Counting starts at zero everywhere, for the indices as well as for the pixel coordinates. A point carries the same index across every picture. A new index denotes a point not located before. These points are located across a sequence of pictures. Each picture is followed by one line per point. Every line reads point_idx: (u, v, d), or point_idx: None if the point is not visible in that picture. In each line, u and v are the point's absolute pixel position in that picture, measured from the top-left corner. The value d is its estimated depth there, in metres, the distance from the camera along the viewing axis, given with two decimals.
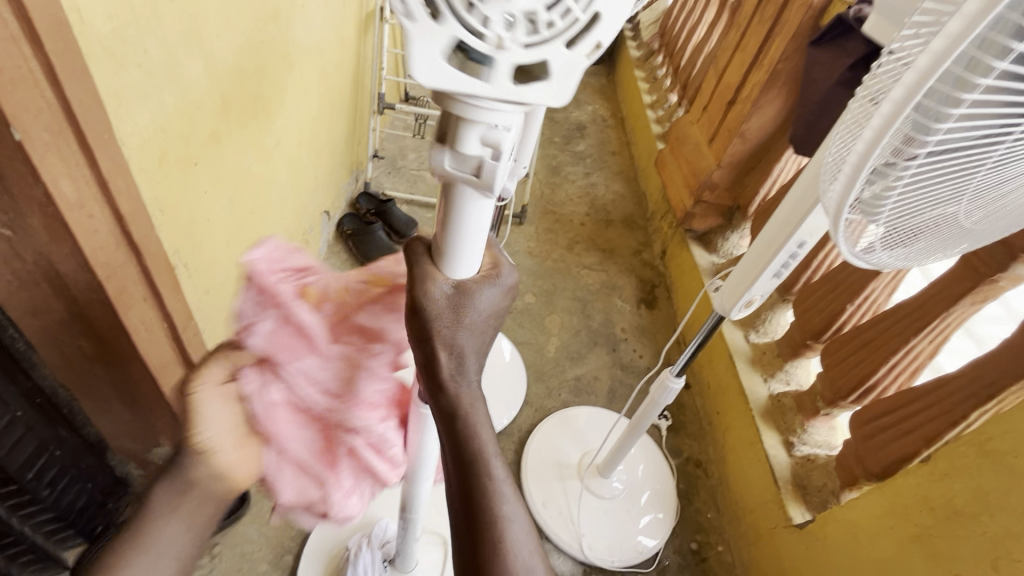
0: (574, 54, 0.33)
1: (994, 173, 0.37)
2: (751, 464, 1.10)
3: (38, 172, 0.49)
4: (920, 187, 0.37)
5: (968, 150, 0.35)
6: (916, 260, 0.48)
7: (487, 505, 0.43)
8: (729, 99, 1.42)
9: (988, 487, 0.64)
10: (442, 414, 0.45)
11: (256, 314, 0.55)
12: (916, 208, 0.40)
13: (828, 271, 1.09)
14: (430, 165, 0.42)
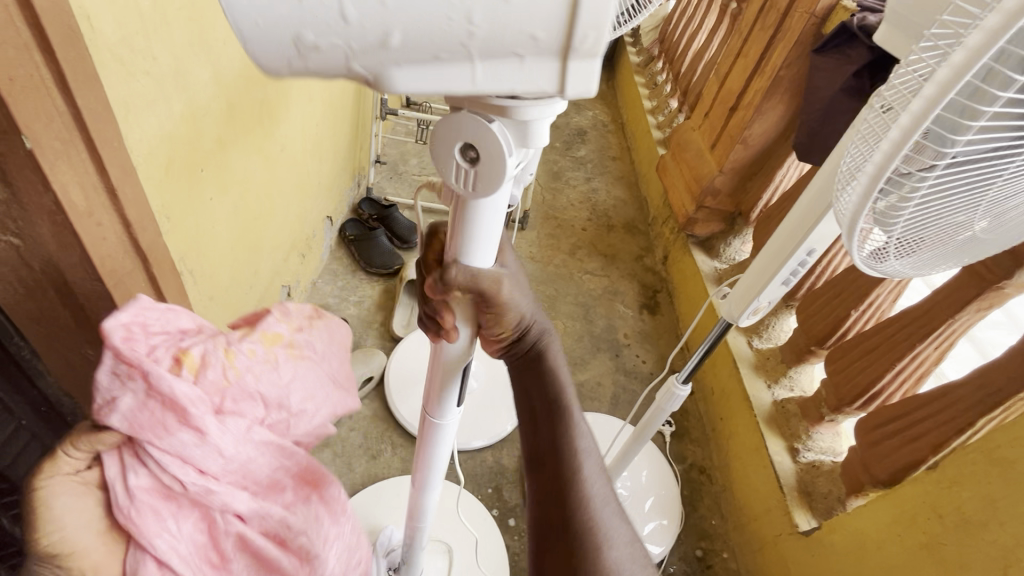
0: None
1: (1010, 184, 0.37)
2: (756, 470, 1.10)
3: (48, 180, 0.49)
4: (936, 198, 0.37)
5: (984, 163, 0.35)
6: (928, 269, 0.49)
7: (573, 435, 0.49)
8: (731, 105, 1.42)
9: (997, 495, 0.64)
10: (526, 364, 0.52)
11: (115, 388, 0.50)
12: (931, 219, 0.40)
13: (832, 277, 1.10)
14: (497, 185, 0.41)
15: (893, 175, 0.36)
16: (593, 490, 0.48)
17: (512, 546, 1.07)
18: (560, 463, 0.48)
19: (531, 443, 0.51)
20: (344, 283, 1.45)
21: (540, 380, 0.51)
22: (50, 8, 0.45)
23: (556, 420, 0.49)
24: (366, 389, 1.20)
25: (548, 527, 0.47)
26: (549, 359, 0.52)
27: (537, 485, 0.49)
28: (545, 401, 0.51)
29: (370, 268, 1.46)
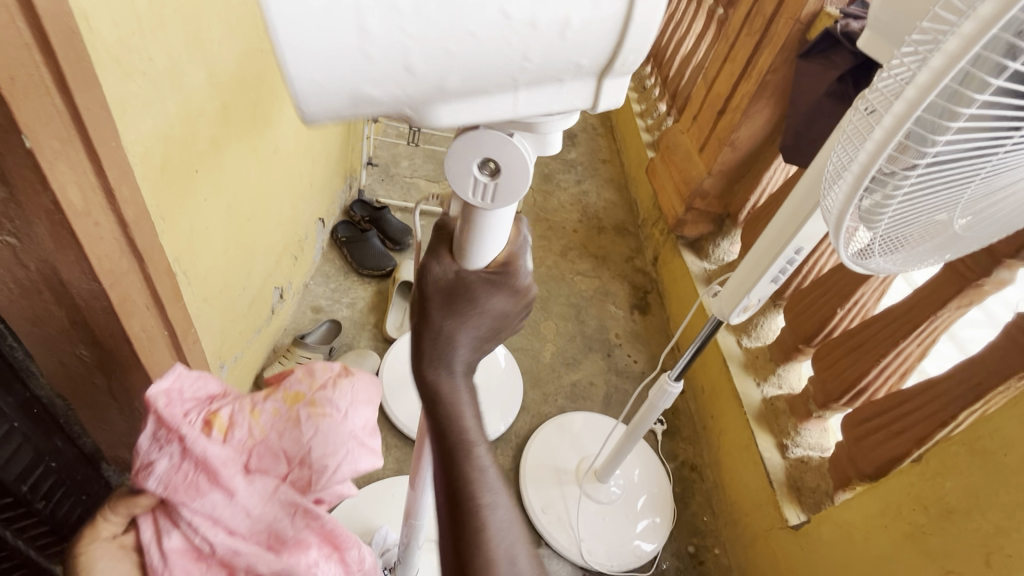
0: None
1: (987, 183, 0.39)
2: (746, 467, 1.12)
3: (47, 180, 0.49)
4: (918, 195, 0.39)
5: (963, 162, 0.37)
6: (913, 267, 0.51)
7: (475, 494, 0.48)
8: (719, 108, 1.45)
9: (977, 486, 0.66)
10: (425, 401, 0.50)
11: (153, 452, 0.59)
12: (913, 217, 0.42)
13: (819, 275, 1.12)
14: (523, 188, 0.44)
15: (877, 174, 0.38)
16: (496, 550, 0.47)
17: None
18: (462, 521, 0.47)
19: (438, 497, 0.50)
20: (337, 285, 1.44)
21: (441, 430, 0.49)
22: (51, 8, 0.45)
23: (455, 477, 0.48)
24: None
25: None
26: (453, 405, 0.49)
27: (445, 545, 0.49)
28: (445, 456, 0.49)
29: (363, 270, 1.46)
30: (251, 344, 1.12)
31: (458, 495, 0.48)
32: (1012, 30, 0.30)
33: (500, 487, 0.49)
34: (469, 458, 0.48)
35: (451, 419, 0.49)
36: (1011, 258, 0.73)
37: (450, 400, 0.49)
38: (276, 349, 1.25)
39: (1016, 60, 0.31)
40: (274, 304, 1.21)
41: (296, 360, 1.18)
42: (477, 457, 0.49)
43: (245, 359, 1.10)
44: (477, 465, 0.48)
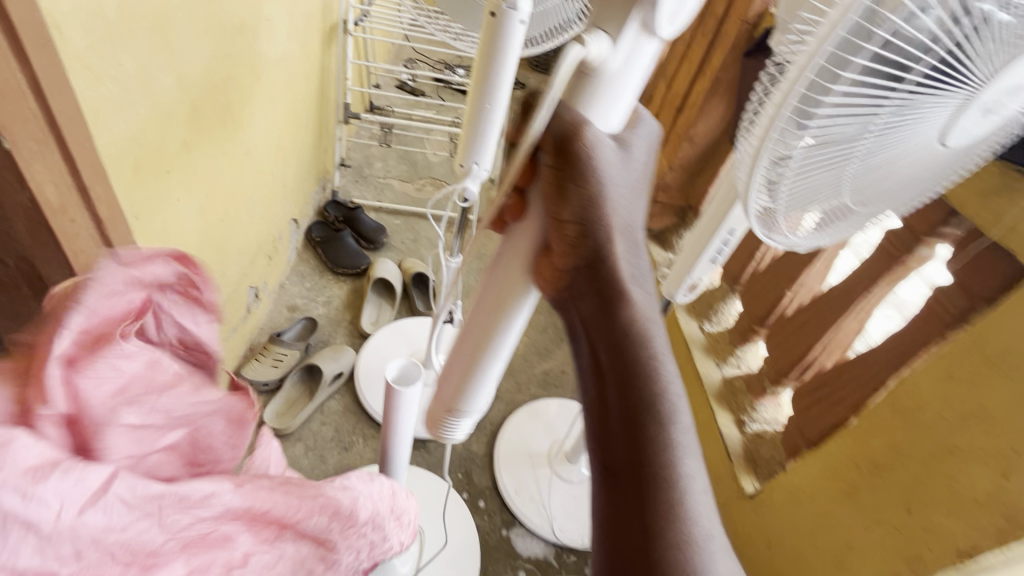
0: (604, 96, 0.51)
1: (864, 163, 0.46)
2: (708, 443, 1.18)
3: (25, 179, 0.52)
4: (806, 173, 0.46)
5: (838, 145, 0.44)
6: (819, 241, 0.58)
7: (675, 450, 0.45)
8: (678, 105, 1.52)
9: (899, 443, 0.73)
10: (597, 292, 0.49)
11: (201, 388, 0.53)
12: (809, 193, 0.49)
13: (771, 260, 1.20)
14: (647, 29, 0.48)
15: (772, 155, 0.45)
16: (688, 468, 0.45)
17: (482, 526, 1.11)
18: (648, 436, 0.45)
19: (608, 449, 0.47)
20: (312, 284, 1.47)
21: (630, 369, 0.47)
22: (26, 16, 0.48)
23: (648, 427, 0.45)
24: (336, 384, 1.23)
25: (626, 495, 0.45)
26: (649, 345, 0.48)
27: (619, 498, 0.45)
28: (631, 402, 0.46)
29: (338, 268, 1.49)
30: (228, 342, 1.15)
31: (648, 444, 0.45)
32: (861, 34, 0.37)
33: (695, 454, 0.46)
34: (668, 407, 0.46)
35: (644, 359, 0.47)
36: (929, 236, 0.80)
37: (640, 326, 0.48)
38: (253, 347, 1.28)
39: (861, 58, 0.38)
40: (249, 303, 1.24)
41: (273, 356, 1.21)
42: (676, 409, 0.46)
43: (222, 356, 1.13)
44: (674, 418, 0.46)
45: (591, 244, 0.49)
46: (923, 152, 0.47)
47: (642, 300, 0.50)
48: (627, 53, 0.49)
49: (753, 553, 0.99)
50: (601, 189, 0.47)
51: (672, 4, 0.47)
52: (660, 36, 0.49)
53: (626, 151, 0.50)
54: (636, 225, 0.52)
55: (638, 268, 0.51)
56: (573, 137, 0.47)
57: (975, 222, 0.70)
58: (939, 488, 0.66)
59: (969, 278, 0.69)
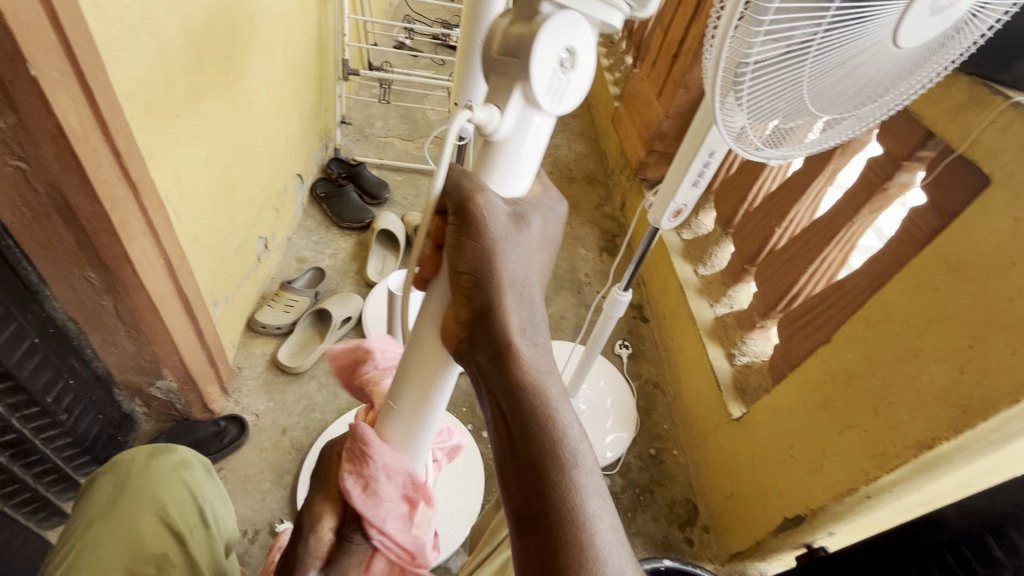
0: (502, 171, 0.50)
1: (819, 63, 0.51)
2: (700, 376, 1.24)
3: (50, 105, 0.57)
4: (764, 75, 0.51)
5: (791, 43, 0.49)
6: (784, 150, 0.64)
7: (577, 494, 0.39)
8: (674, 52, 1.53)
9: (871, 352, 0.78)
10: (489, 344, 0.47)
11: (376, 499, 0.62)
12: (769, 103, 0.55)
13: (762, 198, 1.21)
14: (531, 105, 0.48)
15: (733, 57, 0.51)
16: (590, 510, 0.39)
17: (486, 454, 1.19)
18: (541, 474, 0.40)
19: (514, 499, 0.41)
20: (319, 237, 1.52)
21: (525, 414, 0.43)
22: None
23: (547, 473, 0.40)
24: (345, 327, 1.27)
25: (528, 534, 0.39)
26: (542, 391, 0.44)
27: (528, 555, 0.39)
28: (525, 449, 0.41)
29: (343, 222, 1.54)
30: (241, 288, 1.21)
31: (547, 490, 0.39)
32: None
33: (605, 505, 0.40)
34: (568, 450, 0.41)
35: (539, 405, 0.43)
36: (908, 160, 0.81)
37: (532, 374, 0.45)
38: (264, 295, 1.34)
39: None
40: (259, 253, 1.29)
41: (284, 302, 1.27)
42: (576, 453, 0.41)
43: (236, 301, 1.19)
44: (575, 467, 0.40)
45: (484, 292, 0.47)
46: (880, 54, 0.51)
47: (532, 353, 0.46)
48: (517, 123, 0.48)
49: (739, 470, 1.06)
50: (490, 241, 0.47)
51: (553, 81, 0.47)
52: (547, 111, 0.48)
53: (524, 221, 0.50)
54: (531, 282, 0.50)
55: (531, 321, 0.48)
56: (467, 198, 0.47)
57: (946, 139, 0.73)
58: (902, 388, 0.72)
59: (940, 195, 0.72)
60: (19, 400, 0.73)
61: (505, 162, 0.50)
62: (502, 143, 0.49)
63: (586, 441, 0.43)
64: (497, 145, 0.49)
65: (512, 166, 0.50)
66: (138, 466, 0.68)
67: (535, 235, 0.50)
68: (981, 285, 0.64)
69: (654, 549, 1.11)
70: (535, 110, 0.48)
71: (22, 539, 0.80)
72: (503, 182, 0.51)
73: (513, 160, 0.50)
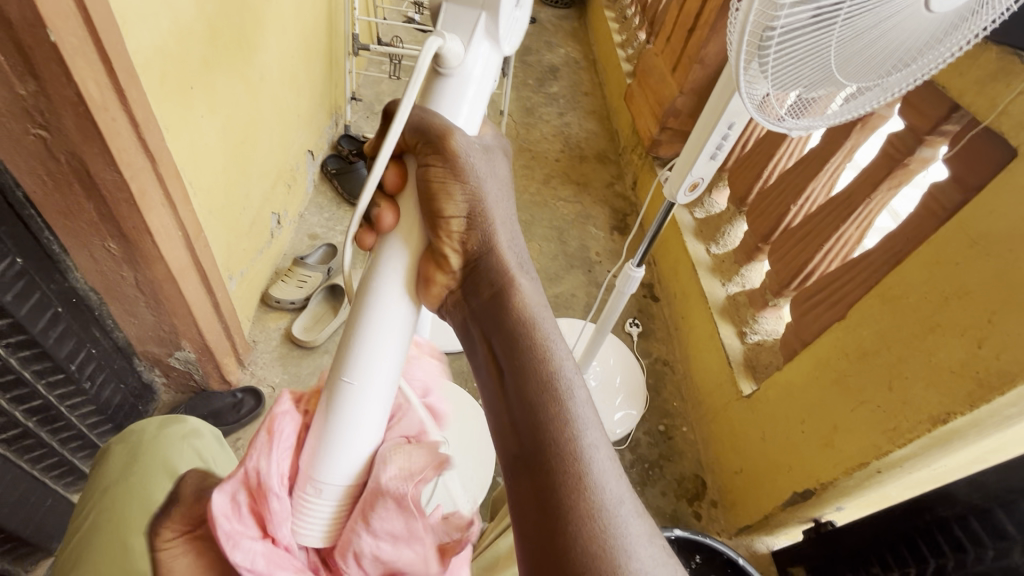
0: (459, 98, 0.51)
1: (848, 31, 0.50)
2: (710, 354, 1.24)
3: (71, 74, 0.57)
4: (790, 44, 0.51)
5: (819, 11, 0.48)
6: (807, 122, 0.63)
7: (572, 424, 0.42)
8: (690, 26, 1.50)
9: (886, 329, 0.78)
10: (488, 285, 0.50)
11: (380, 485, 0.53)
12: (794, 72, 0.55)
13: (778, 175, 1.20)
14: (491, 37, 0.52)
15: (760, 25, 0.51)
16: (585, 429, 0.42)
17: None
18: (540, 399, 0.43)
19: (513, 436, 0.43)
20: (331, 214, 1.53)
21: (525, 353, 0.45)
22: None
23: (546, 406, 0.42)
24: None
25: (527, 460, 0.41)
26: (539, 331, 0.47)
27: (525, 488, 0.41)
28: (524, 380, 0.44)
29: (354, 200, 1.54)
30: (255, 263, 1.22)
31: (547, 421, 0.42)
32: None
33: (596, 425, 0.43)
34: (563, 383, 0.44)
35: (536, 339, 0.46)
36: (931, 135, 0.79)
37: (530, 313, 0.48)
38: (278, 271, 1.35)
39: None
40: (272, 229, 1.30)
41: (298, 278, 1.28)
42: (572, 386, 0.44)
43: (250, 276, 1.20)
44: (569, 393, 0.43)
45: (478, 236, 0.50)
46: (910, 19, 0.50)
47: (530, 289, 0.50)
48: (477, 57, 0.52)
49: (749, 445, 1.07)
50: (478, 184, 0.49)
51: (510, 26, 0.53)
52: (501, 47, 0.54)
53: (495, 152, 0.53)
54: (516, 222, 0.54)
55: (523, 258, 0.52)
56: (443, 136, 0.48)
57: (972, 111, 0.72)
58: (918, 363, 0.72)
59: (963, 169, 0.71)
60: (45, 366, 0.75)
61: (461, 90, 0.51)
62: (461, 73, 0.51)
63: (575, 366, 0.46)
64: (456, 72, 0.51)
65: (467, 96, 0.52)
66: (149, 435, 0.68)
67: (504, 178, 0.53)
68: (1004, 260, 0.63)
69: (663, 522, 1.12)
70: (494, 47, 0.53)
71: (51, 501, 0.83)
72: (460, 109, 0.51)
73: (469, 90, 0.51)
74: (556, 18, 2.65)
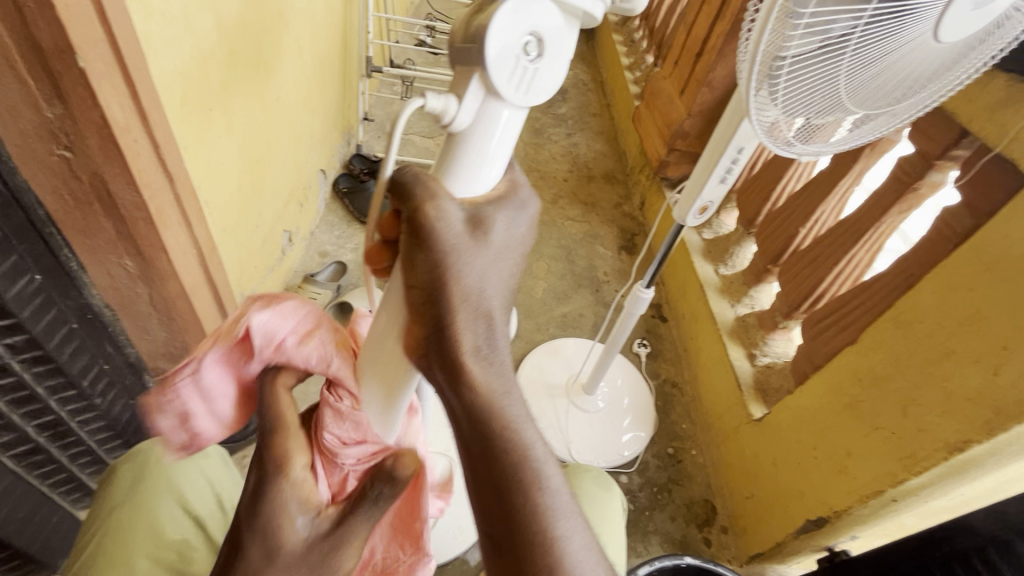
0: (461, 167, 0.49)
1: (858, 59, 0.51)
2: (720, 376, 1.23)
3: (97, 97, 0.59)
4: (799, 72, 0.52)
5: (828, 40, 0.49)
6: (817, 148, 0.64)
7: (545, 515, 0.42)
8: (698, 51, 1.52)
9: (898, 354, 0.77)
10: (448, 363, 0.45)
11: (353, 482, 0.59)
12: (805, 99, 0.56)
13: (786, 198, 1.20)
14: (492, 96, 0.46)
15: (771, 54, 0.52)
16: (557, 518, 0.42)
17: None
18: (511, 493, 0.42)
19: (486, 519, 0.44)
20: (341, 232, 1.54)
21: (494, 444, 0.43)
22: None
23: (514, 498, 0.42)
24: None
25: (503, 550, 0.42)
26: (502, 418, 0.44)
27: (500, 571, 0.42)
28: (494, 474, 0.43)
29: (365, 218, 1.56)
30: (266, 280, 1.23)
31: (519, 516, 0.42)
32: None
33: (570, 512, 0.43)
34: (534, 473, 0.43)
35: (503, 428, 0.44)
36: (940, 159, 0.79)
37: (493, 401, 0.44)
38: (288, 288, 1.36)
39: None
40: (283, 246, 1.31)
41: (307, 295, 1.29)
42: (542, 473, 0.43)
43: (261, 293, 1.21)
44: (540, 483, 0.43)
45: (436, 312, 0.45)
46: (920, 50, 0.51)
47: (490, 378, 0.45)
48: (478, 116, 0.47)
49: (761, 471, 1.05)
50: (444, 258, 0.43)
51: (517, 68, 0.44)
52: (513, 102, 0.47)
53: (484, 228, 0.45)
54: (492, 296, 0.46)
55: (486, 341, 0.45)
56: (415, 210, 0.43)
57: (983, 138, 0.72)
58: (933, 390, 0.71)
59: (975, 195, 0.71)
60: (58, 383, 0.76)
61: (465, 158, 0.49)
62: (463, 136, 0.48)
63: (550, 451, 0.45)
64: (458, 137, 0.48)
65: (470, 163, 0.49)
66: (155, 457, 0.67)
67: (501, 245, 0.46)
68: (1016, 288, 0.63)
69: (671, 548, 1.11)
70: (501, 103, 0.46)
71: (57, 518, 0.83)
72: (463, 179, 0.49)
73: (474, 157, 0.49)
74: None
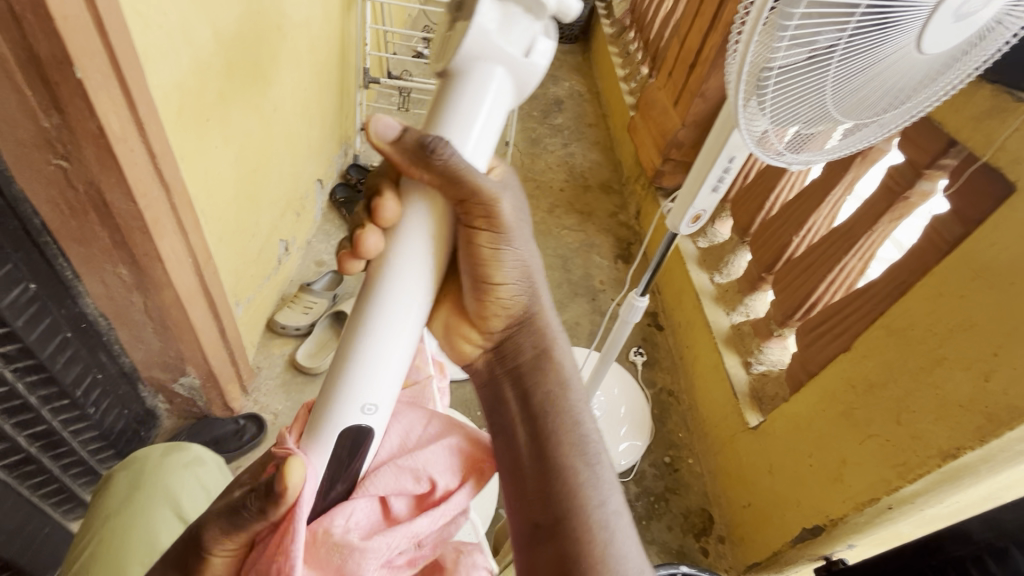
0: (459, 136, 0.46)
1: (843, 70, 0.52)
2: (716, 384, 1.23)
3: (94, 108, 0.59)
4: (786, 83, 0.53)
5: (813, 51, 0.50)
6: (807, 156, 0.64)
7: (591, 496, 0.45)
8: (691, 63, 1.54)
9: (891, 361, 0.77)
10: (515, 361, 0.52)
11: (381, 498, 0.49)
12: (792, 109, 0.56)
13: (780, 207, 1.21)
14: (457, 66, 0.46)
15: (757, 66, 0.53)
16: (604, 498, 0.46)
17: None
18: (560, 477, 0.46)
19: (530, 510, 0.46)
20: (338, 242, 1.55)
21: (545, 431, 0.48)
22: None
23: (564, 480, 0.46)
24: None
25: (550, 534, 0.45)
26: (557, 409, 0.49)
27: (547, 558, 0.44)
28: (546, 459, 0.47)
29: None
30: (262, 289, 1.23)
31: (566, 499, 0.45)
32: None
33: (613, 495, 0.47)
34: (583, 455, 0.47)
35: (554, 419, 0.49)
36: (930, 168, 0.80)
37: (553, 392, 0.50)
38: (284, 297, 1.36)
39: None
40: (279, 256, 1.32)
41: (303, 304, 1.29)
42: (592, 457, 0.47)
43: (257, 302, 1.21)
44: (588, 467, 0.47)
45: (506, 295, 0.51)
46: (904, 60, 0.51)
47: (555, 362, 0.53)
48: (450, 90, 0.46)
49: (757, 479, 1.05)
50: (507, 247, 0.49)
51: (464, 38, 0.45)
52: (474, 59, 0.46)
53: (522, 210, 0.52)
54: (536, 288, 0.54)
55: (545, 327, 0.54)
56: (488, 202, 0.46)
57: (970, 147, 0.73)
58: (926, 397, 0.71)
59: (964, 204, 0.72)
60: (51, 392, 0.76)
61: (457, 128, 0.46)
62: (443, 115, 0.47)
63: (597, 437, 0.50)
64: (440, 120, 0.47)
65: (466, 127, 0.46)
66: (152, 464, 0.67)
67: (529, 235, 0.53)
68: (1006, 295, 0.63)
69: (668, 558, 1.10)
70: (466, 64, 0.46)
71: (48, 529, 0.82)
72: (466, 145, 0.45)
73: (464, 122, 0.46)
74: (561, 53, 2.73)
